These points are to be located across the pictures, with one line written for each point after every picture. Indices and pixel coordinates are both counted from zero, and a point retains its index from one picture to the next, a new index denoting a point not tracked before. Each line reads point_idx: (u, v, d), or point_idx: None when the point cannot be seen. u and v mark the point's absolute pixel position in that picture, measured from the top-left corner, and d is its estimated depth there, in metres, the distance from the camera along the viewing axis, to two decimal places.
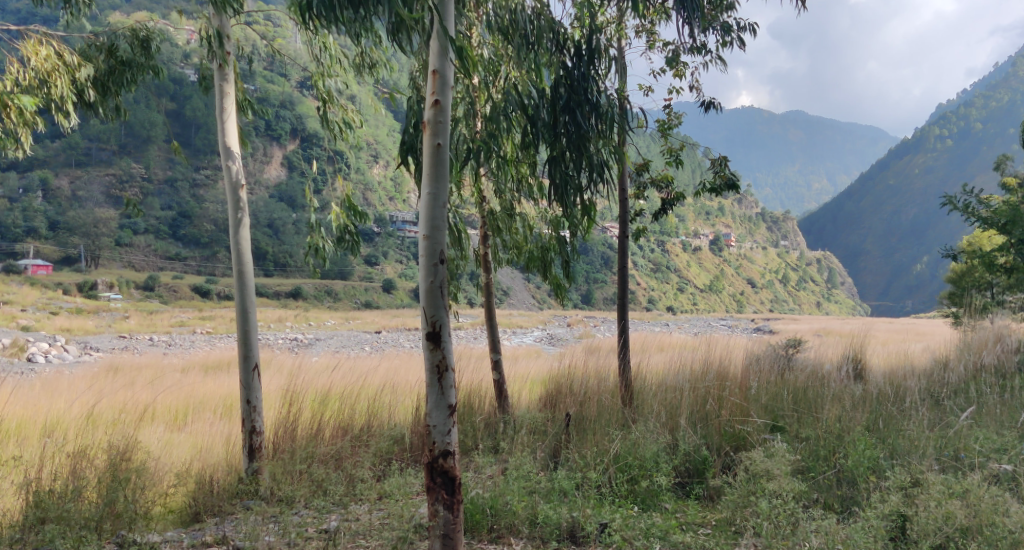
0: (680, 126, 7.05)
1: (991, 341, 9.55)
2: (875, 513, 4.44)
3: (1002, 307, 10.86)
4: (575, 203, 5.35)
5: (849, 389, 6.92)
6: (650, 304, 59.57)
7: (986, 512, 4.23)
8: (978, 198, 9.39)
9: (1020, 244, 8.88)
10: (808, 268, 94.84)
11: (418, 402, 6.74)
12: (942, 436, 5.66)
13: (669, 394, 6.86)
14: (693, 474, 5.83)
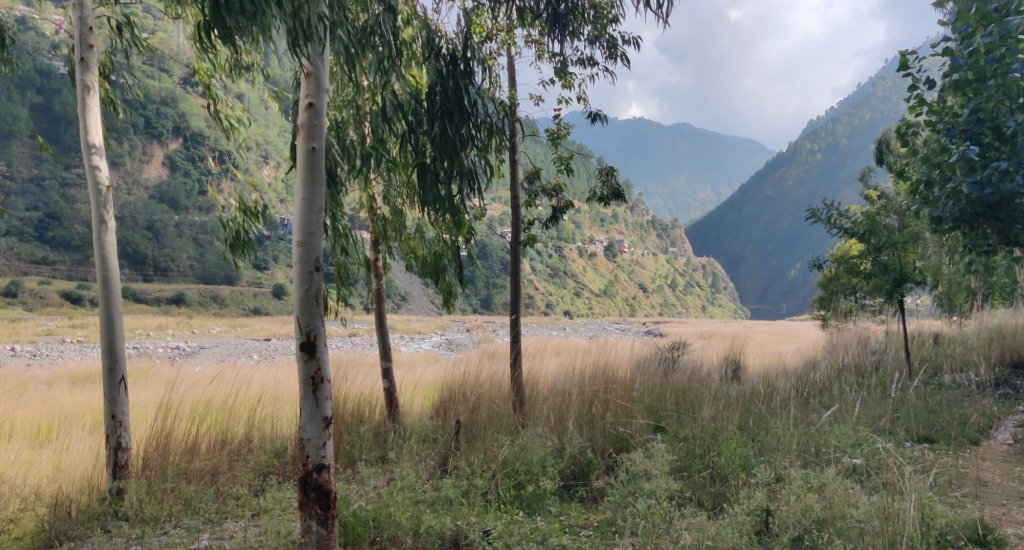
0: (569, 136, 7.18)
1: (854, 343, 10.25)
2: (742, 509, 4.68)
3: (863, 311, 11.67)
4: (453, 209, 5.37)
5: (725, 389, 7.25)
6: (547, 309, 60.69)
7: (838, 504, 4.52)
8: (841, 210, 10.09)
9: (877, 252, 9.58)
10: (695, 273, 99.23)
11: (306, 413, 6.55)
12: (804, 433, 6.03)
13: (558, 399, 6.97)
14: (578, 476, 5.93)
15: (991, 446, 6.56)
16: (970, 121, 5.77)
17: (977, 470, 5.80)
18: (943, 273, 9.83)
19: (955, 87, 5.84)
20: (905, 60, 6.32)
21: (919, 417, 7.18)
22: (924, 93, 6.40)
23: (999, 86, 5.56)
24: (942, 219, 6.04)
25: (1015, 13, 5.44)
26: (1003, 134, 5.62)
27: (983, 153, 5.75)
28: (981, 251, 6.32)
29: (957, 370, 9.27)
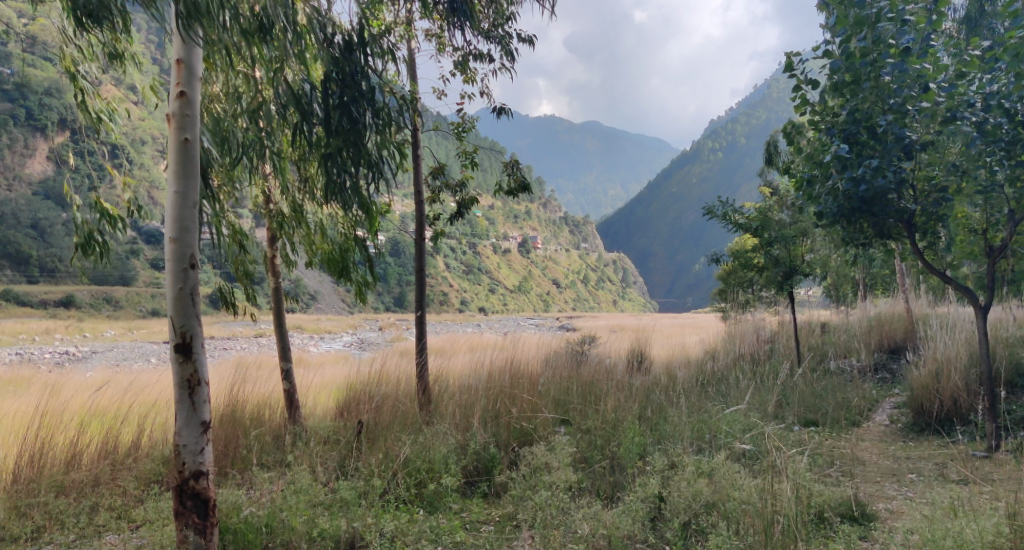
0: (474, 130, 7.02)
1: (750, 332, 10.69)
2: (636, 496, 4.81)
3: (759, 302, 12.17)
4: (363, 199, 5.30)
5: (628, 380, 7.38)
6: (462, 306, 60.54)
7: (726, 488, 4.68)
8: (736, 206, 10.50)
9: (769, 246, 10.01)
10: (606, 269, 101.25)
11: (212, 419, 6.32)
12: (699, 420, 6.21)
13: (464, 396, 6.90)
14: (481, 472, 5.90)
15: (869, 427, 6.98)
16: (848, 121, 6.07)
17: (856, 450, 6.15)
18: (829, 266, 10.37)
19: (834, 88, 6.12)
20: (791, 61, 6.56)
21: (806, 402, 7.56)
22: (808, 93, 6.66)
23: (873, 88, 5.90)
24: (823, 213, 6.37)
25: (885, 18, 5.69)
26: (876, 133, 5.97)
27: (859, 150, 6.09)
28: (859, 244, 6.69)
29: (842, 356, 9.82)
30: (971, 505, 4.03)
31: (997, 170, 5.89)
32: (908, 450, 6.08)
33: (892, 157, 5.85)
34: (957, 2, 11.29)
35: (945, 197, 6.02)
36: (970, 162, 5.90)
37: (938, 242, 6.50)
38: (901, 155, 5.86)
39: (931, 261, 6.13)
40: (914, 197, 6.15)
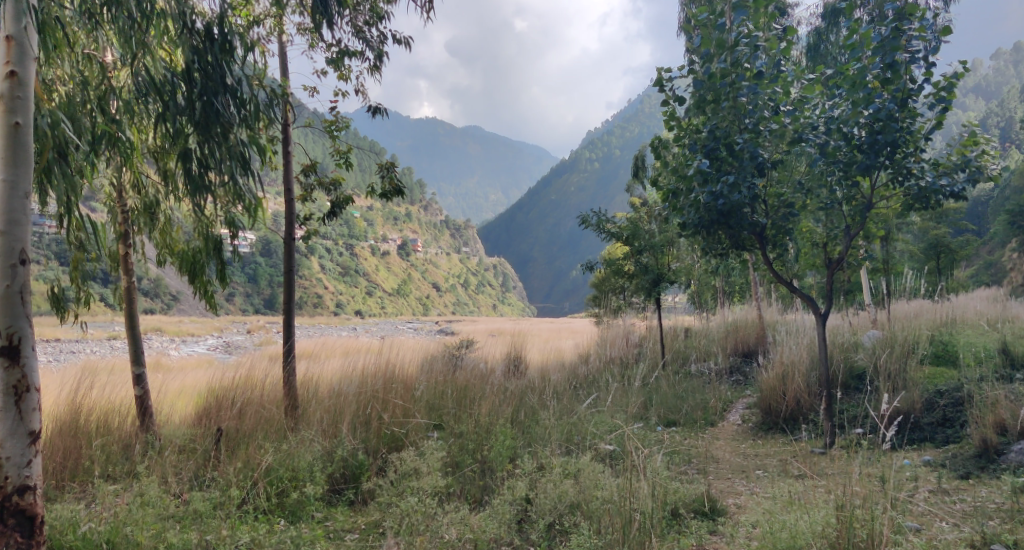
0: (348, 130, 6.84)
1: (621, 337, 11.08)
2: (504, 499, 4.83)
3: (629, 308, 12.64)
4: (214, 194, 5.07)
5: (502, 384, 7.40)
6: (337, 310, 59.13)
7: (589, 488, 4.81)
8: (609, 215, 10.84)
9: (639, 254, 10.41)
10: (486, 273, 101.98)
11: (51, 428, 5.82)
12: (569, 423, 6.34)
13: (334, 400, 6.68)
14: (349, 479, 5.75)
15: (723, 427, 7.43)
16: (709, 138, 6.40)
17: (711, 449, 6.52)
18: (693, 275, 10.92)
19: (697, 106, 6.45)
20: (661, 77, 6.77)
21: (668, 403, 7.95)
22: (675, 109, 6.95)
23: (731, 107, 6.26)
24: (686, 224, 6.70)
25: (741, 43, 6.06)
26: (733, 150, 6.32)
27: (718, 166, 6.44)
28: (717, 254, 7.10)
29: (702, 360, 10.40)
30: (806, 498, 4.35)
31: (837, 190, 6.41)
32: (757, 447, 6.52)
33: (747, 174, 6.23)
34: (805, 34, 12.24)
35: (792, 212, 6.50)
36: (814, 181, 6.38)
37: (785, 254, 7.01)
38: (755, 172, 6.25)
39: (779, 272, 6.59)
40: (766, 212, 6.60)
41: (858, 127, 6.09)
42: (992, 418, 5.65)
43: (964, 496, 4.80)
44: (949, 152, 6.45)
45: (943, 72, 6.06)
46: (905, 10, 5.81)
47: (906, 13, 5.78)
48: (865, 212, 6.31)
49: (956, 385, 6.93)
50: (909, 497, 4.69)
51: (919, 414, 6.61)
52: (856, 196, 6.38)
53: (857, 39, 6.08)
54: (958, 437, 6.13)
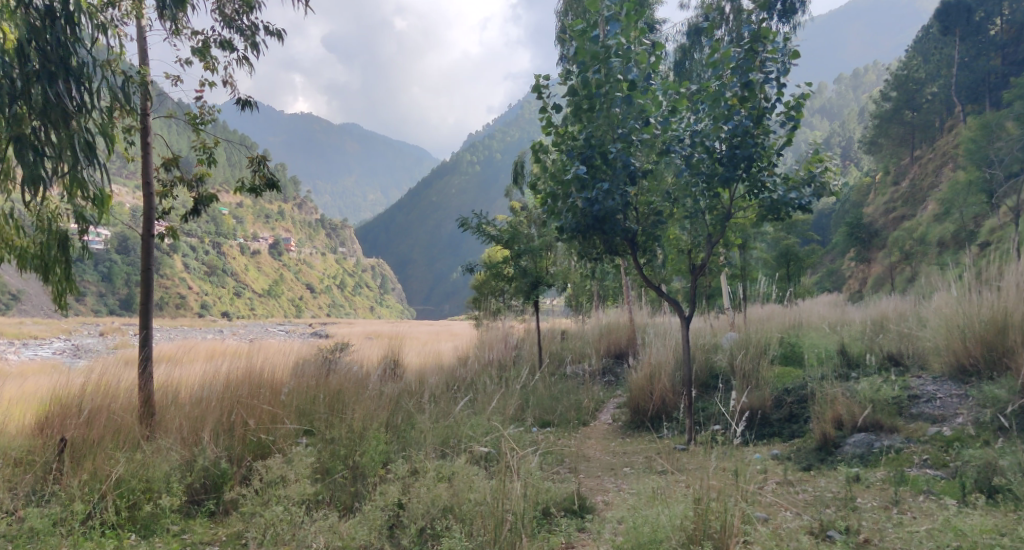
0: (214, 123, 6.49)
1: (499, 339, 11.17)
2: (376, 505, 4.74)
3: (508, 310, 12.76)
4: (46, 185, 4.67)
5: (377, 386, 7.22)
6: (202, 311, 56.08)
7: (462, 491, 4.79)
8: (488, 218, 10.89)
9: (518, 258, 10.54)
10: (363, 274, 100.04)
11: None
12: (445, 426, 6.30)
13: (196, 406, 6.31)
14: (209, 489, 5.47)
15: (595, 426, 7.68)
16: (585, 146, 6.58)
17: (582, 448, 6.71)
18: (569, 278, 11.18)
19: (574, 114, 6.60)
20: (538, 85, 6.80)
21: (543, 405, 8.10)
22: (553, 116, 7.06)
23: (605, 117, 6.47)
24: (563, 228, 6.86)
25: (615, 55, 6.27)
26: (607, 158, 6.53)
27: (594, 173, 6.62)
28: (592, 259, 7.31)
29: (576, 361, 10.69)
30: (668, 493, 4.55)
31: (700, 200, 6.79)
32: (625, 445, 6.77)
33: (620, 182, 6.46)
34: (673, 50, 12.88)
35: (660, 220, 6.81)
36: (681, 191, 6.73)
37: (654, 259, 7.33)
38: (627, 180, 6.50)
39: (649, 277, 6.88)
40: (637, 219, 6.86)
41: (719, 141, 6.50)
42: (831, 413, 6.15)
43: (806, 486, 5.20)
44: (797, 167, 6.99)
45: (793, 92, 6.57)
46: (760, 33, 6.26)
47: (760, 36, 6.25)
48: (725, 222, 6.74)
49: (802, 383, 7.52)
50: (758, 489, 5.02)
51: (769, 410, 7.11)
52: (717, 206, 6.79)
53: (718, 58, 6.47)
54: (803, 431, 6.64)
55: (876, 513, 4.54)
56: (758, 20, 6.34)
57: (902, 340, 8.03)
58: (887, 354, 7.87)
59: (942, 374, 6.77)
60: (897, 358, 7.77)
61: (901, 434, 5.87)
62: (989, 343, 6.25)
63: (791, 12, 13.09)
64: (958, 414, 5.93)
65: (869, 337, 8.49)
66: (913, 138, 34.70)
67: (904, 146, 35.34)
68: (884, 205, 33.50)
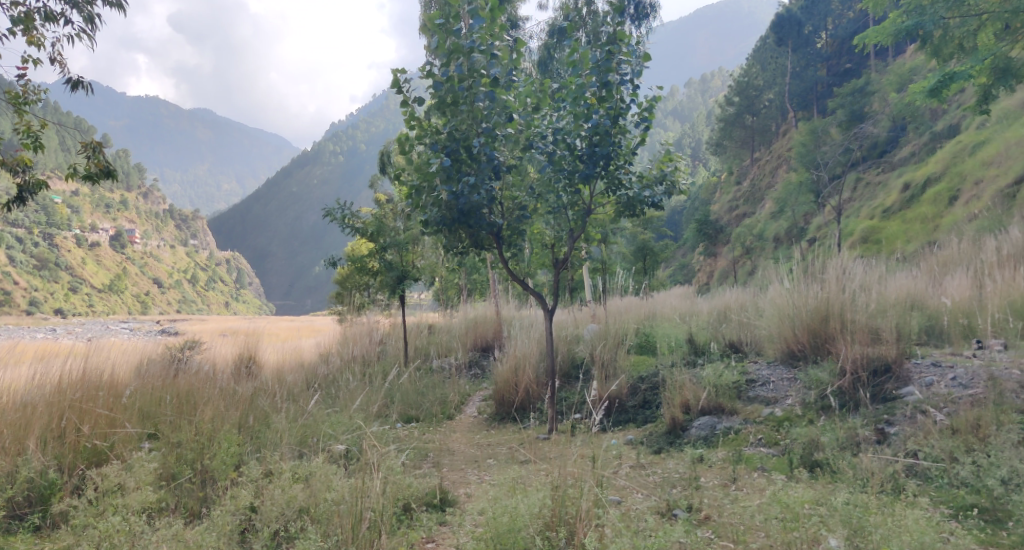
0: (42, 104, 5.95)
1: (363, 334, 10.95)
2: (226, 510, 4.54)
3: (372, 305, 12.49)
4: None
5: (230, 385, 6.87)
6: (30, 309, 51.07)
7: (319, 491, 4.68)
8: (352, 210, 10.60)
9: (383, 252, 10.36)
10: (218, 268, 94.88)
11: None
12: (302, 424, 6.12)
13: (19, 412, 5.75)
14: (35, 501, 5.02)
15: (459, 420, 7.73)
16: (449, 139, 6.58)
17: (447, 442, 6.73)
18: (436, 272, 11.14)
19: (437, 107, 6.56)
20: (400, 78, 6.63)
21: (408, 400, 8.05)
22: (416, 108, 6.95)
23: (469, 112, 6.47)
24: (428, 222, 6.81)
25: (477, 50, 6.25)
26: (471, 152, 6.57)
27: (458, 167, 6.63)
28: (457, 253, 7.32)
29: (442, 356, 10.68)
30: (527, 482, 4.65)
31: (562, 196, 6.98)
32: (489, 437, 6.87)
33: (485, 176, 6.52)
34: (535, 47, 13.17)
35: (524, 214, 6.94)
36: (544, 187, 6.90)
37: (519, 254, 7.45)
38: (492, 175, 6.58)
39: (513, 271, 6.98)
40: (501, 213, 6.94)
41: (579, 138, 6.76)
42: (679, 399, 6.53)
43: (656, 468, 5.49)
44: (651, 165, 7.35)
45: (647, 94, 6.90)
46: (616, 36, 6.56)
47: (616, 38, 6.52)
48: (586, 217, 7.00)
49: (654, 371, 7.94)
50: (613, 474, 5.25)
51: (624, 398, 7.44)
52: (578, 202, 7.06)
53: (577, 58, 6.68)
54: (655, 416, 7.01)
55: (716, 490, 4.88)
56: (614, 23, 6.63)
57: (742, 328, 8.67)
58: (729, 342, 8.48)
59: (775, 359, 7.38)
60: (737, 345, 8.40)
61: (740, 415, 6.34)
62: (814, 331, 6.86)
63: (644, 15, 13.82)
64: (788, 396, 6.47)
65: (714, 327, 9.09)
66: (754, 140, 37.48)
67: (745, 148, 38.10)
68: (729, 203, 35.91)
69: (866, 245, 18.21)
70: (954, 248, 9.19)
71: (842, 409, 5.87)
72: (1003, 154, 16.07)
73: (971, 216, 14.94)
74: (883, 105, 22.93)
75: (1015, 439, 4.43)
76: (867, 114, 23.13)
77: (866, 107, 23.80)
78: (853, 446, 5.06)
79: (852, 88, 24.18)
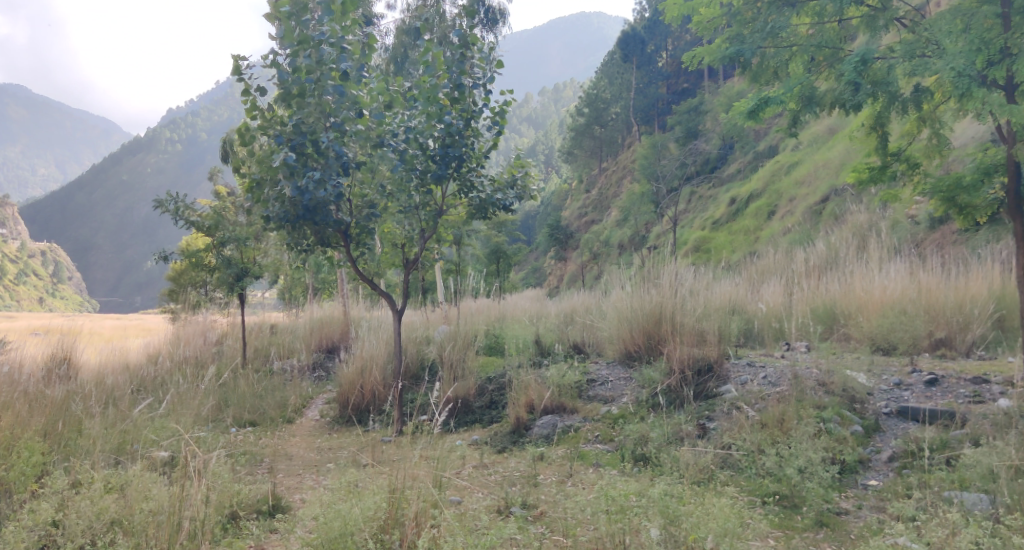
0: None
1: (197, 334, 10.34)
2: (22, 525, 4.12)
3: (210, 303, 11.78)
4: None
5: (37, 388, 6.26)
6: None
7: (135, 501, 4.37)
8: (187, 202, 9.92)
9: (221, 247, 9.80)
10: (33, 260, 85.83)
11: None
12: (120, 429, 5.70)
13: None
14: None
15: (300, 423, 7.49)
16: (294, 132, 6.33)
17: (285, 446, 6.50)
18: (279, 270, 10.69)
19: (282, 99, 6.28)
20: (240, 65, 6.30)
21: (245, 403, 7.69)
22: (258, 97, 6.61)
23: (316, 104, 6.27)
24: (270, 218, 6.54)
25: (327, 43, 6.09)
26: (319, 147, 6.37)
27: (304, 161, 6.42)
28: (302, 250, 7.08)
29: (284, 357, 10.29)
30: (366, 485, 4.57)
31: (414, 195, 6.92)
32: (331, 440, 6.71)
33: (332, 172, 6.35)
34: (386, 44, 13.02)
35: (373, 213, 6.83)
36: (395, 186, 6.80)
37: (367, 253, 7.33)
38: (340, 171, 6.41)
39: (362, 270, 6.83)
40: (350, 211, 6.80)
41: (431, 138, 6.70)
42: (524, 399, 6.69)
43: (498, 467, 5.59)
44: (501, 169, 7.49)
45: (499, 99, 7.01)
46: (468, 40, 6.58)
47: (469, 41, 6.55)
48: (437, 217, 7.00)
49: (501, 372, 8.08)
50: (454, 474, 5.29)
51: (471, 398, 7.52)
52: (430, 202, 7.04)
53: (430, 58, 6.65)
54: (500, 416, 7.14)
55: (552, 487, 5.05)
56: (466, 27, 6.68)
57: (585, 330, 9.04)
58: (573, 343, 8.81)
59: (613, 359, 7.75)
60: (580, 346, 8.75)
61: (579, 414, 6.59)
62: (649, 333, 7.27)
63: (494, 20, 14.19)
64: (624, 394, 6.80)
65: (560, 328, 9.41)
66: (603, 151, 39.32)
67: (594, 158, 39.93)
68: (579, 210, 37.32)
69: (698, 253, 19.54)
70: (772, 258, 10.11)
71: (670, 406, 6.25)
72: (813, 175, 17.87)
73: (785, 229, 16.48)
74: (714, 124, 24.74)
75: (812, 431, 4.91)
76: (701, 131, 24.87)
77: (700, 125, 25.61)
78: (677, 441, 5.40)
79: (688, 106, 25.92)
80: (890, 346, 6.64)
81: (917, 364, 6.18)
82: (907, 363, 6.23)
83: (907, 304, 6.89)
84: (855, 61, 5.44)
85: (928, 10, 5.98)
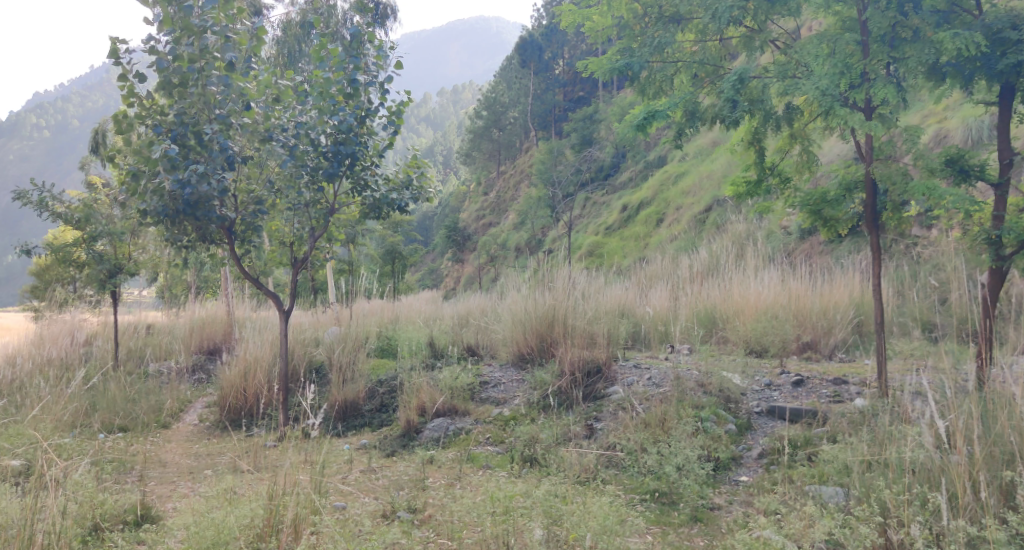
0: None
1: (63, 335, 9.64)
2: None
3: (79, 301, 11.00)
4: None
5: None
6: None
7: None
8: (53, 192, 9.21)
9: (91, 242, 9.17)
10: None
11: None
12: None
13: None
14: None
15: (177, 429, 7.12)
16: (175, 122, 6.03)
17: (158, 453, 6.16)
18: (157, 267, 10.11)
19: (161, 88, 5.94)
20: (116, 49, 5.91)
21: (116, 408, 7.23)
22: (136, 84, 6.23)
23: (199, 95, 5.99)
24: (147, 212, 6.18)
25: (210, 31, 5.81)
26: (202, 140, 6.10)
27: (185, 154, 6.12)
28: (182, 247, 6.74)
29: (162, 359, 9.76)
30: (244, 492, 4.40)
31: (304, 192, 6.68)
32: (210, 446, 6.42)
33: (216, 166, 6.10)
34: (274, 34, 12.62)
35: (260, 209, 6.58)
36: (284, 182, 6.58)
37: (252, 251, 7.07)
38: (224, 165, 6.16)
39: (247, 269, 6.53)
40: (234, 207, 6.53)
41: (323, 135, 6.49)
42: (415, 401, 6.64)
43: (385, 472, 5.50)
44: (396, 168, 7.39)
45: (394, 98, 6.95)
46: (363, 37, 6.50)
47: (364, 38, 6.46)
48: (328, 216, 6.79)
49: (392, 374, 7.98)
50: (339, 480, 5.17)
51: (360, 401, 7.38)
52: (322, 200, 6.79)
53: (323, 53, 6.51)
54: (390, 419, 7.04)
55: (440, 490, 5.03)
56: (361, 25, 6.60)
57: (479, 333, 9.08)
58: (466, 345, 8.84)
59: (505, 361, 7.82)
60: (474, 348, 8.79)
61: (470, 416, 6.60)
62: (540, 335, 7.39)
63: (386, 16, 14.06)
64: (515, 396, 6.86)
65: (454, 331, 9.40)
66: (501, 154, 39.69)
67: (492, 160, 40.60)
68: (477, 212, 37.43)
69: (591, 257, 20.02)
70: (659, 264, 10.47)
71: (559, 407, 6.35)
72: (698, 185, 18.69)
73: (672, 237, 17.15)
74: (608, 132, 25.43)
75: (689, 430, 5.12)
76: (595, 139, 25.52)
77: (594, 133, 26.26)
78: (564, 441, 5.50)
79: (583, 114, 26.53)
80: (762, 349, 6.99)
81: (785, 365, 6.58)
82: (777, 364, 6.61)
83: (779, 309, 7.32)
84: (733, 80, 5.69)
85: (800, 33, 6.24)
